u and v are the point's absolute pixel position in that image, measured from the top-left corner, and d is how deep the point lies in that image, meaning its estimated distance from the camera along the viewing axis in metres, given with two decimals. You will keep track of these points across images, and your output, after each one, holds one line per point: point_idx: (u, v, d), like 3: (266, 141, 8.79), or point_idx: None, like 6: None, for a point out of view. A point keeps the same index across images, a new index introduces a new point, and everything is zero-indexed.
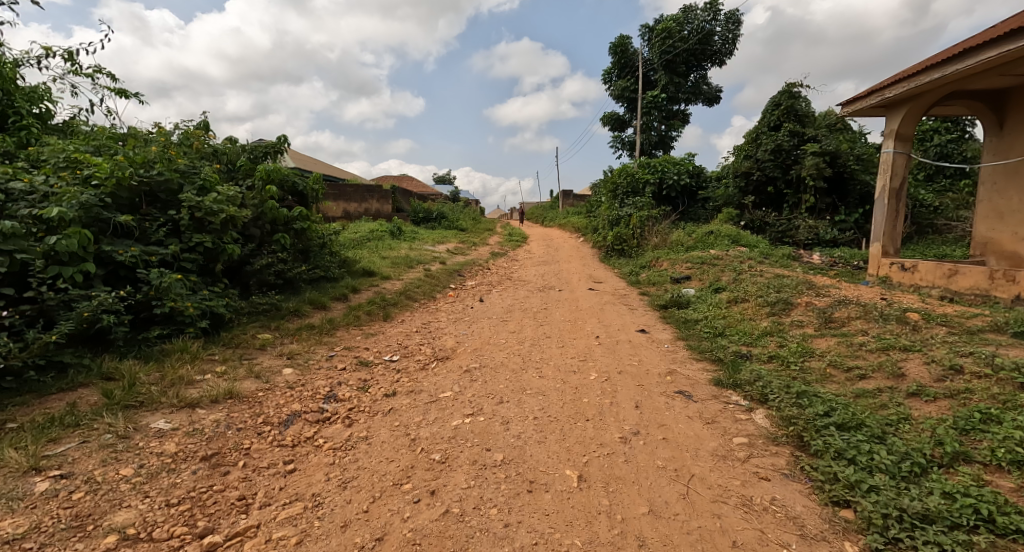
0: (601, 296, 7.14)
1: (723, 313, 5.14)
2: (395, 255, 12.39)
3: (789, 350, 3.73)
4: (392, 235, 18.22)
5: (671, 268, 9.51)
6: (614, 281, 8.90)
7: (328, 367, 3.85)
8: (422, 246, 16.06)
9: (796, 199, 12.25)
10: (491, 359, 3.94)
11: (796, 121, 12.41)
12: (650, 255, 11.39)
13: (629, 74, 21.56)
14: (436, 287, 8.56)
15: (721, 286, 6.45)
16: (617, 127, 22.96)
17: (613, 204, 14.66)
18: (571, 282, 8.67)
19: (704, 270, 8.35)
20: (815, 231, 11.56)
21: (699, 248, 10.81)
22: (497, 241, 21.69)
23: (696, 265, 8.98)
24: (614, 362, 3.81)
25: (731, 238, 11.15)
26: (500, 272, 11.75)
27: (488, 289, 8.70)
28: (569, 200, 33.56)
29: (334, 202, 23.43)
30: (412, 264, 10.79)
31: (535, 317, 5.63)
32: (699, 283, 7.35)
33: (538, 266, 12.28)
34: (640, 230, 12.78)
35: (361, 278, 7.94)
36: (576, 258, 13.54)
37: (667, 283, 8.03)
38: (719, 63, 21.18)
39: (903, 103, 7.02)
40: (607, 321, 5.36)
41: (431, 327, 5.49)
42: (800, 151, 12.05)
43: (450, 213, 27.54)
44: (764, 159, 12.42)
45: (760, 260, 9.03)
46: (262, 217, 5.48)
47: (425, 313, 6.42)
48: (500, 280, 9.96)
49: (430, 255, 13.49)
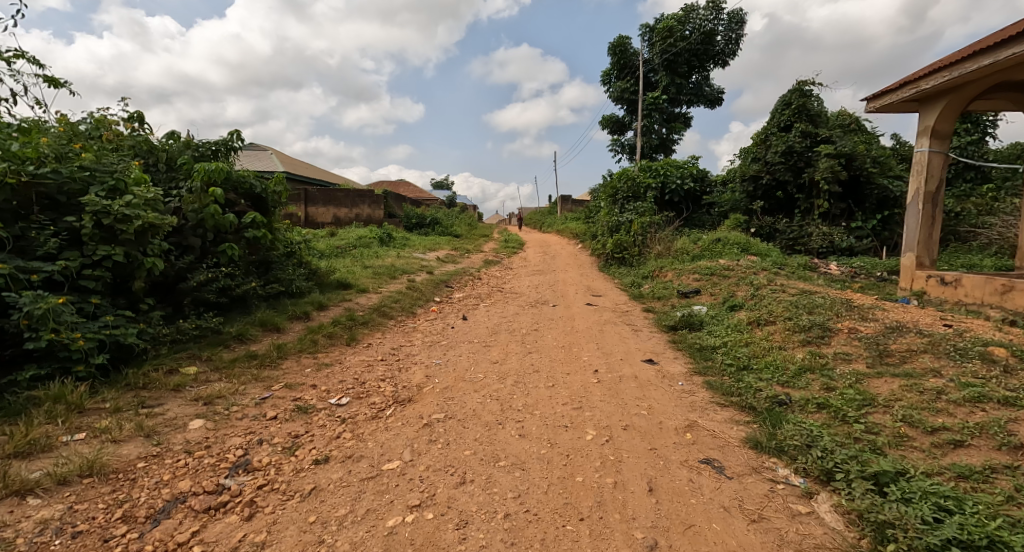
0: (602, 313, 6.35)
1: (745, 339, 4.34)
2: (381, 264, 11.59)
3: (843, 396, 2.91)
4: (382, 242, 17.48)
5: (677, 279, 8.75)
6: (615, 295, 8.12)
7: (255, 416, 3.02)
8: (412, 253, 15.30)
9: (809, 205, 11.57)
10: (460, 405, 3.11)
11: (808, 121, 11.66)
12: (653, 264, 10.63)
13: (629, 76, 20.87)
14: (419, 302, 7.77)
15: (738, 304, 5.66)
16: (617, 130, 22.26)
17: (613, 209, 13.91)
18: (567, 297, 7.86)
19: (715, 283, 7.58)
20: (829, 239, 10.82)
21: (706, 257, 10.06)
22: (493, 247, 20.95)
23: (704, 277, 8.20)
24: (616, 411, 2.99)
25: (740, 246, 10.41)
26: (492, 282, 10.98)
27: (475, 304, 7.90)
28: (568, 205, 32.82)
29: (325, 207, 22.69)
30: (396, 275, 10.01)
31: (523, 343, 4.81)
32: (711, 298, 6.57)
33: (533, 276, 11.52)
34: (642, 237, 12.03)
35: (333, 292, 7.14)
36: (574, 267, 12.80)
37: (673, 297, 7.26)
38: (723, 64, 20.49)
39: (940, 96, 6.23)
40: (608, 347, 4.57)
41: (403, 354, 4.69)
42: (813, 153, 11.31)
43: (445, 218, 26.82)
44: (774, 161, 11.68)
45: (775, 271, 8.27)
46: (204, 224, 4.69)
47: (400, 334, 5.63)
48: (491, 293, 9.17)
49: (419, 264, 12.72)
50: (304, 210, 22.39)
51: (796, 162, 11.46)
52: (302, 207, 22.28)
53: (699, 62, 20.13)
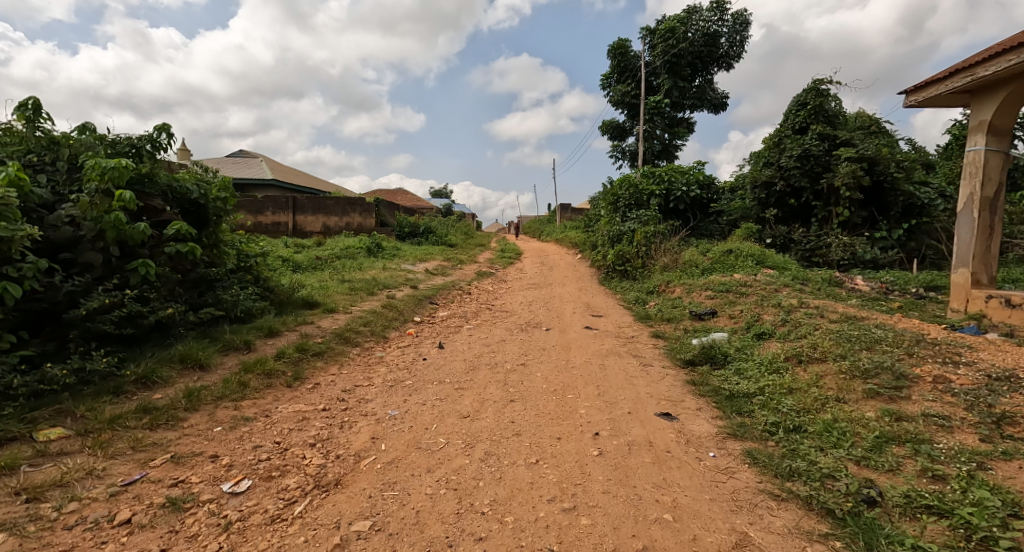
0: (604, 339, 5.42)
1: (787, 384, 3.40)
2: (361, 278, 10.65)
3: (966, 498, 1.98)
4: (370, 253, 16.55)
5: (687, 297, 7.83)
6: (617, 315, 7.19)
7: (95, 521, 2.06)
8: (399, 265, 14.36)
9: (826, 213, 10.71)
10: (402, 501, 2.18)
11: (826, 123, 10.80)
12: (659, 277, 9.74)
13: (630, 79, 20.08)
14: (395, 324, 6.86)
15: (766, 332, 4.74)
16: (617, 136, 21.46)
17: (614, 217, 13.00)
18: (565, 317, 6.93)
19: (731, 304, 6.66)
20: (851, 251, 9.94)
21: (718, 270, 9.16)
22: (488, 258, 20.06)
23: (719, 296, 7.28)
24: (628, 517, 2.05)
25: (755, 258, 9.52)
26: (482, 298, 10.07)
27: (460, 325, 6.98)
28: (567, 214, 31.88)
29: (314, 215, 21.82)
30: (375, 291, 9.09)
31: (505, 386, 3.86)
32: (730, 323, 5.66)
33: (527, 291, 10.62)
34: (646, 247, 11.12)
35: (295, 314, 6.21)
36: (572, 280, 11.88)
37: (685, 319, 6.34)
38: (727, 67, 19.73)
39: (999, 85, 5.32)
40: (612, 393, 3.64)
41: (357, 400, 3.76)
42: (832, 157, 10.45)
43: (439, 227, 25.98)
44: (789, 166, 10.82)
45: (798, 287, 7.37)
46: (106, 237, 3.76)
47: (362, 369, 4.69)
48: (479, 311, 8.24)
49: (404, 277, 11.78)
50: (292, 218, 21.51)
51: (814, 167, 10.59)
52: (290, 216, 21.41)
53: (703, 64, 19.35)
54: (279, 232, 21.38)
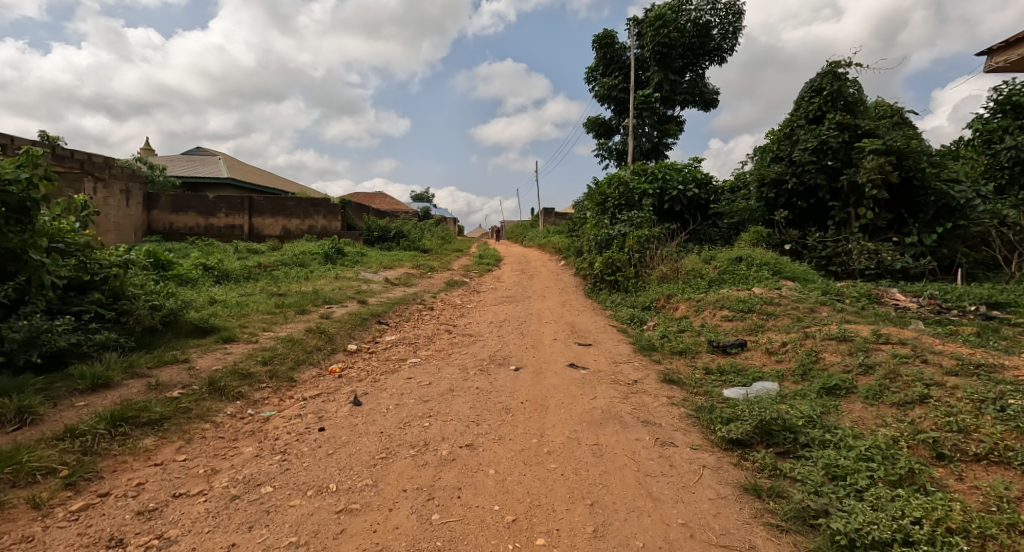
0: (600, 390, 3.76)
1: (957, 526, 1.81)
2: (302, 291, 8.88)
3: None
4: (329, 260, 14.77)
5: (696, 318, 6.26)
6: (611, 343, 5.57)
7: None
8: (357, 274, 12.60)
9: (845, 215, 9.38)
10: None
11: (845, 111, 9.38)
12: (657, 290, 8.26)
13: (617, 72, 18.63)
14: (316, 359, 5.13)
15: (843, 387, 3.14)
16: (603, 134, 20.05)
17: (602, 220, 11.49)
18: (545, 348, 5.27)
19: (758, 334, 5.11)
20: (876, 259, 8.59)
21: (728, 282, 7.67)
22: (464, 265, 18.38)
23: (738, 319, 5.73)
24: None
25: (769, 267, 8.08)
26: (448, 314, 8.42)
27: (405, 359, 5.28)
28: (551, 218, 30.21)
29: (272, 218, 20.05)
30: (309, 309, 7.36)
31: (426, 509, 2.18)
32: (772, 364, 4.06)
33: (501, 306, 9.00)
34: (639, 254, 9.63)
35: (166, 349, 4.46)
36: (553, 292, 10.29)
37: (702, 354, 4.74)
38: (720, 60, 18.43)
39: None
40: (622, 528, 2.02)
41: (148, 541, 2.03)
42: (853, 151, 9.09)
43: (413, 231, 24.20)
44: (803, 161, 9.43)
45: (835, 305, 5.89)
46: None
47: (217, 449, 2.97)
48: (437, 336, 6.56)
49: (358, 289, 10.03)
50: (249, 221, 19.64)
51: (832, 161, 9.20)
52: (246, 218, 19.53)
53: (694, 57, 18.00)
54: (233, 236, 19.47)
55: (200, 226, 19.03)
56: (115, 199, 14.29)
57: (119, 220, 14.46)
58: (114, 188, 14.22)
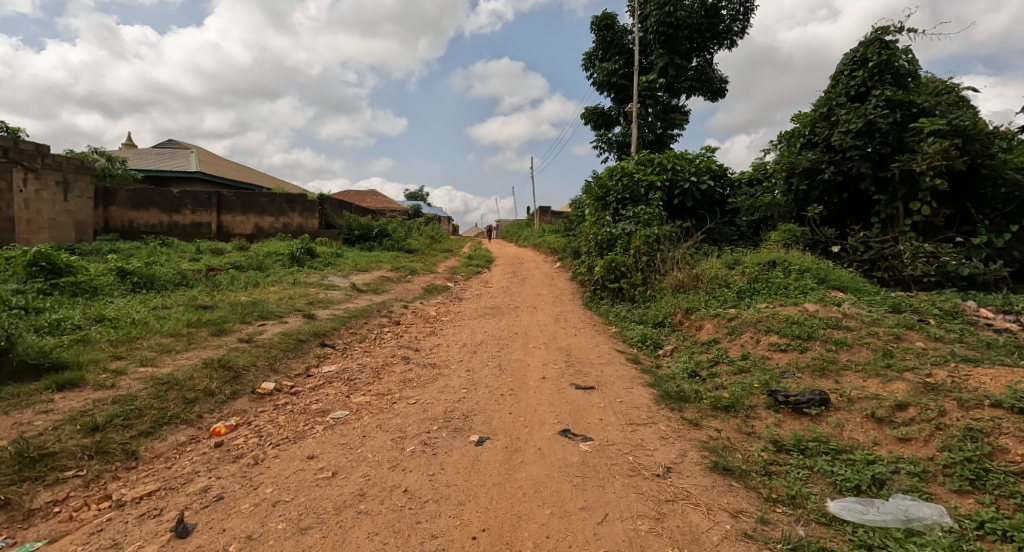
0: (609, 505, 2.23)
1: None
2: (238, 302, 7.27)
3: None
4: (296, 262, 13.15)
5: (733, 347, 4.71)
6: (621, 386, 4.00)
7: None
8: (323, 279, 11.04)
9: (893, 211, 7.94)
10: None
11: (895, 85, 7.85)
12: (674, 302, 6.74)
13: (617, 56, 17.11)
14: (196, 412, 3.53)
15: None
16: (603, 125, 18.54)
17: (603, 218, 9.98)
18: (527, 396, 3.70)
19: (836, 379, 3.53)
20: (936, 263, 7.13)
21: (762, 294, 6.16)
22: (451, 267, 16.81)
23: (796, 352, 4.16)
24: None
25: (811, 274, 6.58)
26: (417, 331, 6.89)
27: (328, 411, 3.69)
28: (547, 218, 28.53)
29: (243, 215, 18.46)
30: (233, 328, 5.78)
31: None
32: (900, 454, 2.48)
33: (484, 319, 7.48)
34: (647, 257, 8.14)
35: None
36: (546, 301, 8.76)
37: (761, 413, 3.16)
38: (729, 44, 16.91)
39: None
40: None
41: None
42: (907, 133, 7.61)
43: (399, 230, 22.57)
44: (845, 145, 7.96)
45: (923, 328, 4.35)
46: None
47: None
48: (388, 368, 4.98)
49: (313, 298, 8.44)
50: (217, 218, 17.99)
51: (881, 146, 7.73)
52: (214, 215, 17.90)
53: (702, 40, 16.47)
54: (200, 234, 17.82)
55: (162, 223, 17.39)
56: (49, 192, 12.61)
57: (56, 215, 12.78)
58: (47, 179, 12.53)
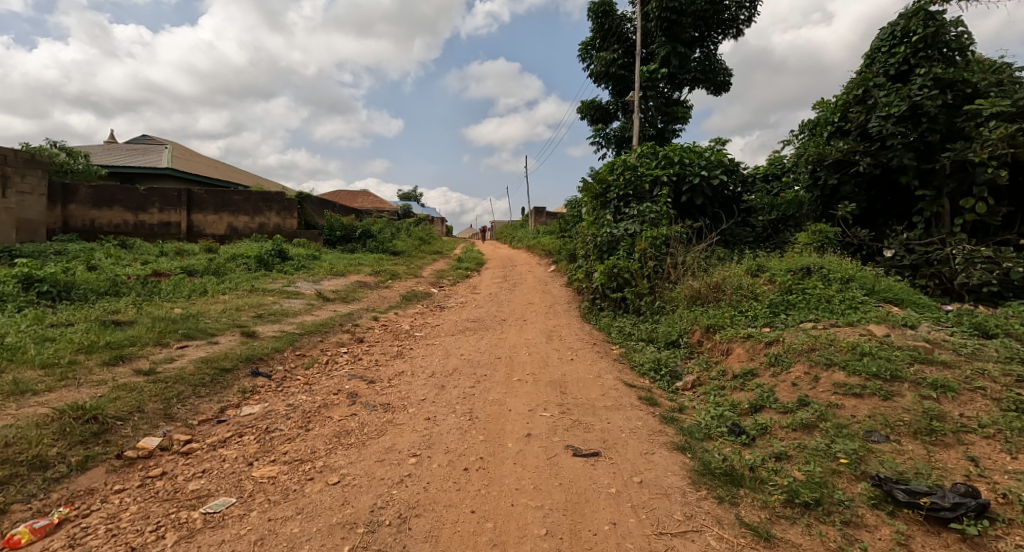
0: None
1: None
2: (166, 317, 6.06)
3: None
4: (263, 266, 11.93)
5: (781, 386, 3.54)
6: (636, 451, 2.83)
7: None
8: (288, 285, 9.83)
9: (938, 209, 6.83)
10: None
11: (943, 62, 6.75)
12: (691, 317, 5.57)
13: (617, 45, 16.01)
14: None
15: None
16: (600, 120, 17.44)
17: (603, 216, 8.84)
18: (500, 473, 2.54)
19: (968, 455, 2.40)
20: (997, 270, 6.02)
21: (801, 309, 5.03)
22: (438, 270, 15.59)
23: (879, 400, 2.99)
24: None
25: (855, 283, 5.45)
26: (381, 353, 5.71)
27: (206, 497, 2.52)
28: (541, 219, 27.41)
29: (215, 214, 17.18)
30: (139, 353, 4.57)
31: None
32: None
33: (464, 336, 6.31)
34: (655, 261, 7.00)
35: None
36: (537, 312, 7.59)
37: (869, 521, 2.09)
38: (735, 34, 15.84)
39: None
40: None
41: None
42: (959, 117, 6.51)
43: (385, 231, 21.34)
44: (886, 132, 6.84)
45: None
46: None
47: None
48: (326, 410, 3.77)
49: (266, 310, 7.23)
50: (187, 218, 16.70)
51: (928, 133, 6.62)
52: (183, 214, 16.62)
53: (707, 29, 15.40)
54: (169, 235, 16.54)
55: (127, 223, 16.10)
56: None
57: None
58: None
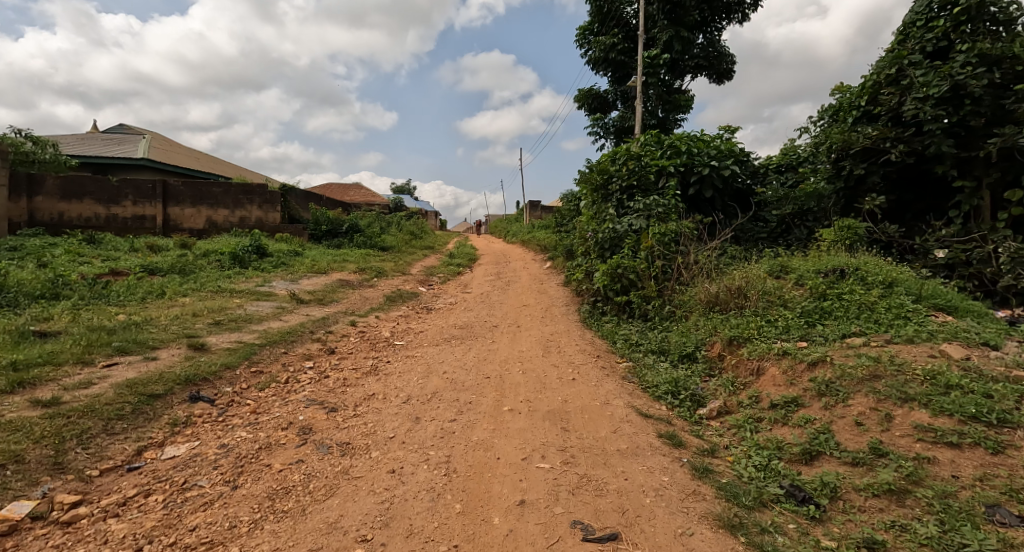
0: None
1: None
2: (104, 325, 5.24)
3: None
4: (238, 263, 11.09)
5: (840, 425, 2.80)
6: (666, 530, 2.11)
7: None
8: (261, 284, 9.01)
9: (978, 203, 6.08)
10: None
11: (988, 36, 6.01)
12: (710, 326, 4.82)
13: (616, 29, 15.17)
14: None
15: None
16: (599, 109, 16.63)
17: (604, 210, 8.06)
18: None
19: None
20: None
21: (841, 318, 4.30)
22: (429, 266, 14.78)
23: (987, 454, 2.35)
24: None
25: (898, 288, 4.71)
26: (351, 368, 4.92)
27: None
28: (536, 213, 26.58)
29: (193, 208, 16.23)
30: (50, 375, 3.76)
31: None
32: None
33: (449, 346, 5.54)
34: (663, 260, 6.26)
35: None
36: (533, 317, 6.83)
37: None
38: (741, 18, 15.04)
39: None
40: None
41: None
42: (1007, 98, 5.77)
43: (374, 225, 20.48)
44: (923, 115, 6.09)
45: None
46: None
47: None
48: (266, 455, 2.98)
49: (228, 315, 6.41)
50: (163, 211, 15.76)
51: (971, 117, 5.89)
52: (159, 208, 15.69)
53: (711, 12, 14.61)
54: (143, 229, 15.60)
55: (98, 217, 15.15)
56: None
57: None
58: None
